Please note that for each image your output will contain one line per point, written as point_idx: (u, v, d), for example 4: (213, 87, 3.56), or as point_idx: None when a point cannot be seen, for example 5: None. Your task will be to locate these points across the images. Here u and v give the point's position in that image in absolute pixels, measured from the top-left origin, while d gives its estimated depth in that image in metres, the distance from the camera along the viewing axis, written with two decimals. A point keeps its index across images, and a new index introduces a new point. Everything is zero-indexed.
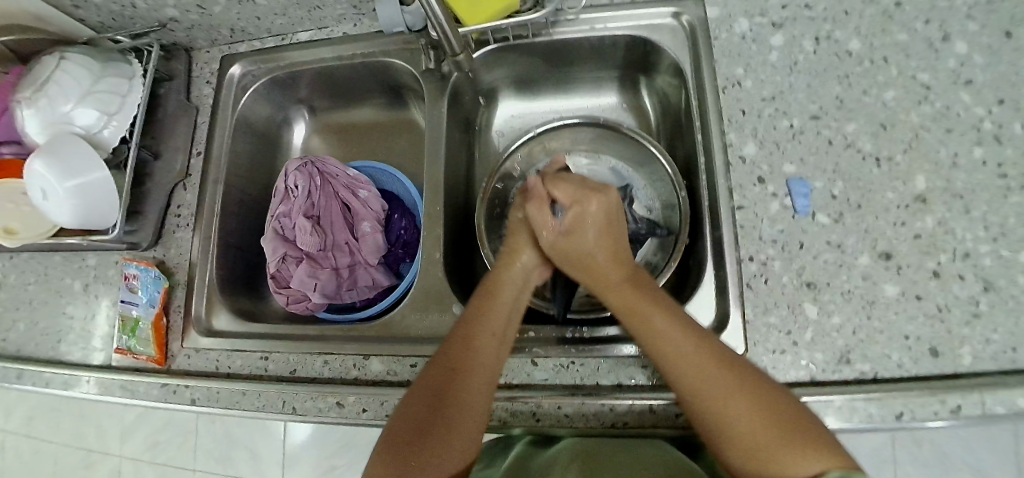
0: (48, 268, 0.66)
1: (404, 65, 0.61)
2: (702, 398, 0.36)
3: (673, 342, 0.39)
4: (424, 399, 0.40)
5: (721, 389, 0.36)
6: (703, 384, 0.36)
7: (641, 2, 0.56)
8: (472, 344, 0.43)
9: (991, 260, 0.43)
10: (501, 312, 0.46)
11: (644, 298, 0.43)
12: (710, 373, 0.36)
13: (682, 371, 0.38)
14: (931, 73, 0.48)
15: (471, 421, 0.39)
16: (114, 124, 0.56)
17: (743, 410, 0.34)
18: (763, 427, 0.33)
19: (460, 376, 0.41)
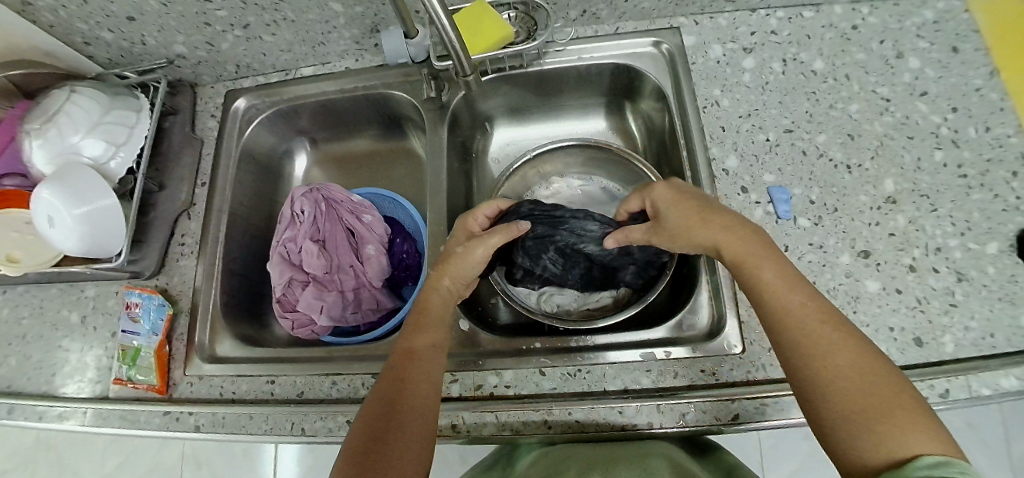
0: (44, 301, 0.66)
1: (405, 95, 0.64)
2: (811, 361, 0.34)
3: (792, 305, 0.37)
4: (371, 412, 0.39)
5: (834, 349, 0.34)
6: (813, 342, 0.35)
7: (623, 33, 0.60)
8: (413, 355, 0.43)
9: (961, 253, 0.46)
10: (435, 319, 0.46)
11: (762, 256, 0.40)
12: (830, 338, 0.34)
13: (799, 329, 0.36)
14: (890, 87, 0.53)
15: (421, 423, 0.39)
16: (121, 155, 0.58)
17: (853, 377, 0.32)
18: (874, 400, 0.31)
19: (410, 382, 0.41)
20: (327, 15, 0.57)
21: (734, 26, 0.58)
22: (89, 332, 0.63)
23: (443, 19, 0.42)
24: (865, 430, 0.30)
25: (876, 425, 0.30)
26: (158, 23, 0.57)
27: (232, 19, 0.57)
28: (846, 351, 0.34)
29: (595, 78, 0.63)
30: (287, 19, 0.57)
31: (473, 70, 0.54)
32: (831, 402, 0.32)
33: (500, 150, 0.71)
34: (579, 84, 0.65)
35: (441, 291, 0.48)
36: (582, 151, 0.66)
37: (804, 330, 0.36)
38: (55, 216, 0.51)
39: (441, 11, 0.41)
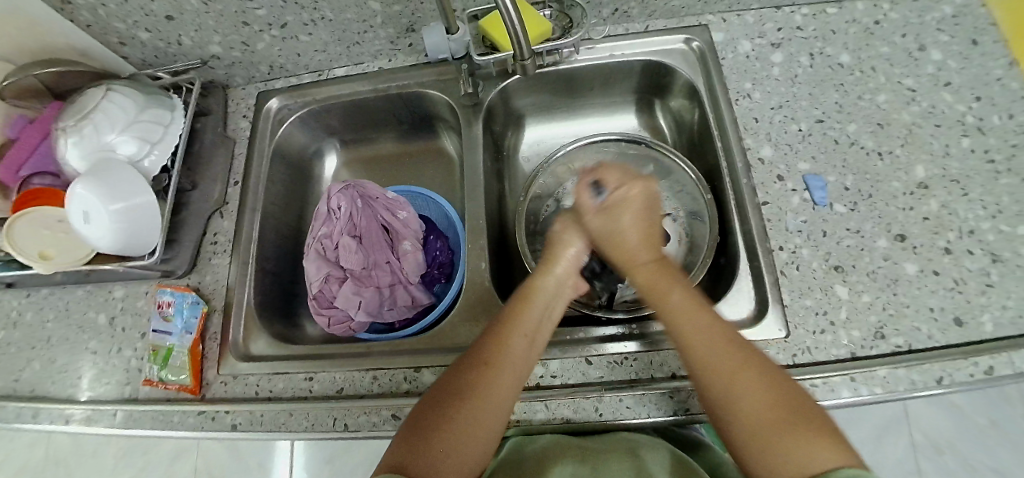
0: (70, 303, 0.65)
1: (439, 94, 0.65)
2: (723, 371, 0.37)
3: (701, 328, 0.39)
4: (449, 385, 0.40)
5: (738, 368, 0.37)
6: (717, 361, 0.37)
7: (654, 30, 0.62)
8: (502, 345, 0.41)
9: (994, 235, 0.47)
10: (538, 312, 0.44)
11: (670, 279, 0.43)
12: (733, 358, 0.37)
13: (695, 345, 0.39)
14: (915, 79, 0.55)
15: (487, 421, 0.39)
16: (157, 153, 0.58)
17: (752, 393, 0.35)
18: (769, 419, 0.34)
19: (493, 375, 0.40)
20: (365, 14, 0.58)
21: (761, 23, 0.60)
22: (117, 332, 0.62)
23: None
24: (773, 442, 0.33)
25: (779, 437, 0.33)
26: (196, 22, 0.58)
27: (271, 18, 0.58)
28: (748, 370, 0.36)
29: (624, 76, 0.65)
30: (325, 18, 0.58)
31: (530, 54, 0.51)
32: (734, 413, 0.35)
33: (530, 147, 0.72)
34: (608, 82, 0.66)
35: (547, 284, 0.46)
36: (613, 148, 0.67)
37: (695, 345, 0.39)
38: (92, 211, 0.52)
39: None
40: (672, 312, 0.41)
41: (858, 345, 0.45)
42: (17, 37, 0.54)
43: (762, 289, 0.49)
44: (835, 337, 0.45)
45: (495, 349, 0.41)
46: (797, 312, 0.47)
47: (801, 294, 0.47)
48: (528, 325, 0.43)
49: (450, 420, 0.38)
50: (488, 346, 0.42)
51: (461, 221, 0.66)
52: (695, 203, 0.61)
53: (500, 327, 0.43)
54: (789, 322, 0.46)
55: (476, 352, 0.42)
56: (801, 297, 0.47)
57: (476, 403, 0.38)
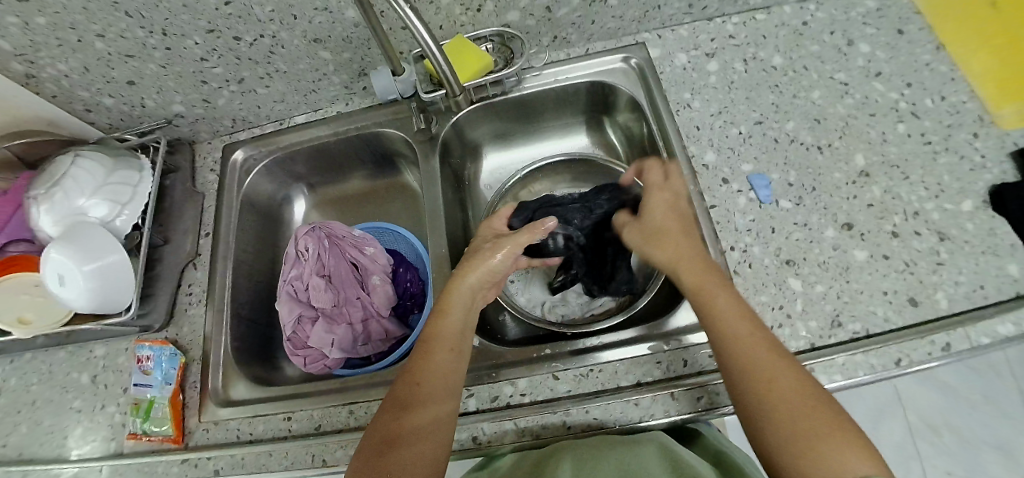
0: (53, 365, 0.66)
1: (396, 132, 0.68)
2: (762, 369, 0.36)
3: (739, 319, 0.39)
4: (392, 406, 0.42)
5: (777, 366, 0.36)
6: (758, 360, 0.37)
7: (595, 53, 0.64)
8: (431, 356, 0.45)
9: (939, 214, 0.48)
10: (458, 317, 0.48)
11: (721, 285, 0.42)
12: (776, 362, 0.37)
13: (732, 333, 0.39)
14: (846, 72, 0.57)
15: (430, 430, 0.40)
16: (126, 213, 0.60)
17: (794, 399, 0.35)
18: (808, 417, 0.33)
19: (425, 386, 0.43)
20: (317, 63, 0.61)
21: (694, 35, 0.63)
22: (100, 390, 0.63)
23: (429, 42, 0.47)
24: (803, 442, 0.33)
25: (815, 442, 0.32)
26: (156, 85, 0.61)
27: (227, 75, 0.61)
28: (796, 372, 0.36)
29: (571, 98, 0.67)
30: (280, 71, 0.61)
31: (460, 91, 0.59)
32: (771, 416, 0.34)
33: (491, 174, 0.74)
34: (558, 104, 0.68)
35: (461, 291, 0.50)
36: (567, 169, 0.70)
37: (745, 343, 0.38)
38: (66, 275, 0.53)
39: (425, 34, 0.46)
40: (720, 312, 0.40)
41: (816, 335, 0.45)
42: None
43: None
44: (792, 330, 0.45)
45: (420, 365, 0.44)
46: (754, 310, 0.47)
47: (755, 291, 0.48)
48: (447, 337, 0.47)
49: (398, 435, 0.40)
50: (416, 362, 0.45)
51: (428, 252, 0.68)
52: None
53: (427, 341, 0.46)
54: None
55: (406, 373, 0.45)
56: (755, 295, 0.48)
57: (418, 413, 0.41)
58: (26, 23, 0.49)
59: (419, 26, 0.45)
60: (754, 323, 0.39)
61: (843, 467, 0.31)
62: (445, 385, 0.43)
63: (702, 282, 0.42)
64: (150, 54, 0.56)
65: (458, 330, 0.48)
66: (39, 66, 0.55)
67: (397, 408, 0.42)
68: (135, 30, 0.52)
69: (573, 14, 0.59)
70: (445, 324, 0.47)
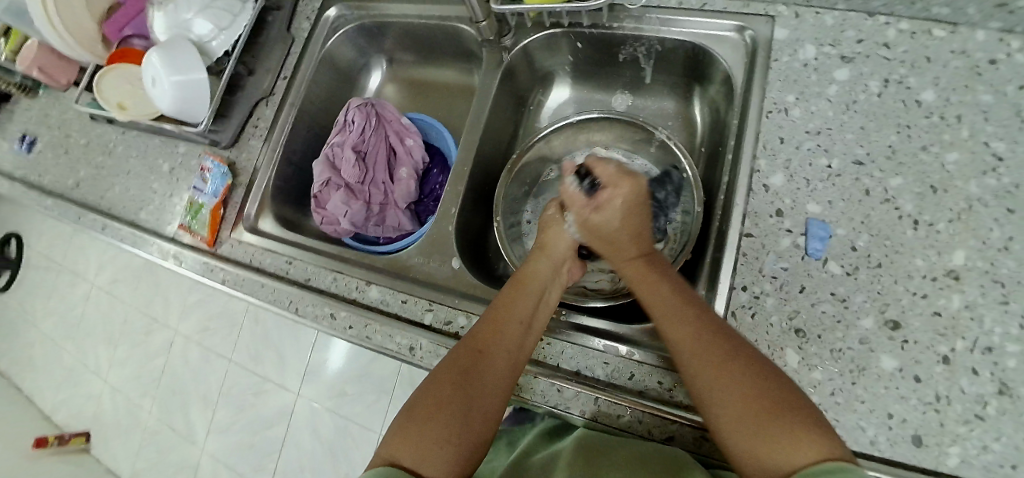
0: (148, 148, 0.80)
1: (470, 30, 0.65)
2: (708, 360, 0.36)
3: (679, 326, 0.39)
4: (454, 365, 0.41)
5: (717, 364, 0.35)
6: (691, 354, 0.37)
7: (712, 11, 0.54)
8: (498, 325, 0.43)
9: (1018, 362, 0.37)
10: (532, 298, 0.46)
11: (659, 273, 0.45)
12: (705, 349, 0.36)
13: (673, 324, 0.39)
14: (1010, 145, 0.42)
15: (487, 409, 0.39)
16: (221, 38, 0.66)
17: (740, 391, 0.33)
18: (744, 407, 0.33)
19: (489, 354, 0.41)
20: None
21: (841, 28, 0.49)
22: (173, 181, 0.76)
23: None
24: (745, 428, 0.32)
25: (773, 438, 0.30)
26: None
27: None
28: (733, 366, 0.35)
29: (670, 54, 0.59)
30: None
31: (487, 17, 0.58)
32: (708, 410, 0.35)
33: (554, 107, 0.70)
34: (654, 60, 0.61)
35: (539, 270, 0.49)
36: (636, 132, 0.63)
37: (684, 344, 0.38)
38: (157, 79, 0.62)
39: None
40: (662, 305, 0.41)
41: None
42: None
43: None
44: None
45: (488, 331, 0.43)
46: None
47: None
48: (523, 311, 0.45)
49: (460, 394, 0.39)
50: (485, 329, 0.43)
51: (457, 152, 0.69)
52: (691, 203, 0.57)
53: (498, 309, 0.45)
54: None
55: (471, 336, 0.43)
56: None
57: (480, 378, 0.40)
58: None
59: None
60: (701, 324, 0.38)
61: (787, 461, 0.29)
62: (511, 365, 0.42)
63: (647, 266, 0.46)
64: None
65: (529, 313, 0.45)
66: None
67: (458, 371, 0.40)
68: None
69: None
70: (516, 304, 0.45)
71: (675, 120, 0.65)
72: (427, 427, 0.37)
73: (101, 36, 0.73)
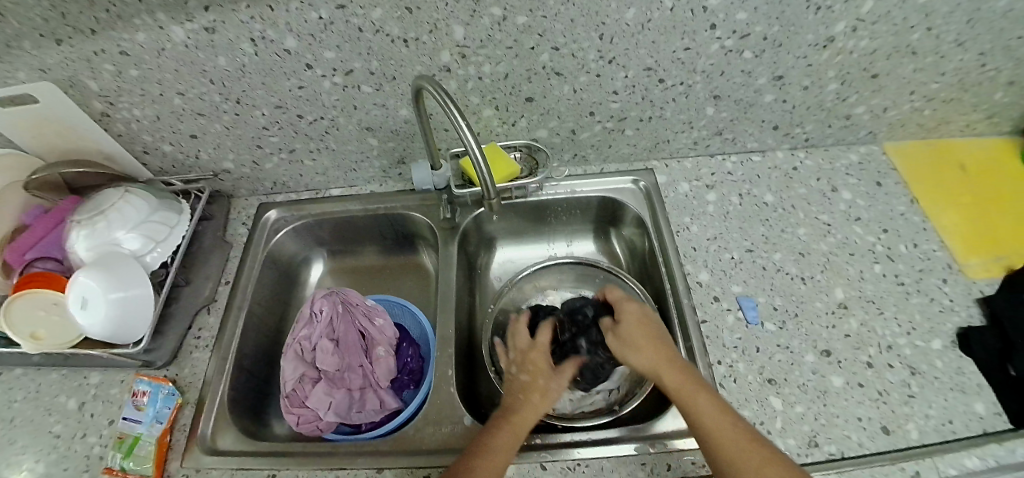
0: (42, 385, 0.67)
1: (422, 217, 0.75)
2: (749, 462, 0.40)
3: (720, 427, 0.43)
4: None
5: (763, 463, 0.40)
6: (743, 455, 0.41)
7: (609, 173, 0.73)
8: (480, 455, 0.45)
9: (910, 349, 0.53)
10: (511, 432, 0.49)
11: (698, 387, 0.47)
12: (754, 452, 0.41)
13: (712, 424, 0.44)
14: (829, 215, 0.65)
15: None
16: (158, 250, 0.65)
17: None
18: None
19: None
20: (364, 147, 0.70)
21: (698, 168, 0.72)
22: (84, 418, 0.63)
23: (469, 140, 0.49)
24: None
25: None
26: (215, 142, 0.69)
27: (282, 145, 0.69)
28: (771, 459, 0.41)
29: (584, 209, 0.74)
30: (329, 149, 0.70)
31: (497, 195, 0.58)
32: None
33: (499, 265, 0.80)
34: (573, 211, 0.75)
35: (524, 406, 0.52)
36: (574, 270, 0.75)
37: (727, 438, 0.42)
38: (90, 297, 0.56)
39: (469, 135, 0.49)
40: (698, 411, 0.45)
41: (794, 453, 0.47)
42: (55, 139, 0.67)
43: None
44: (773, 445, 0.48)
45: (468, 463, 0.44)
46: None
47: (739, 405, 0.51)
48: (500, 440, 0.47)
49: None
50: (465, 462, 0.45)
51: (433, 328, 0.72)
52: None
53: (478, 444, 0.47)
54: None
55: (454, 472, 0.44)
56: (739, 408, 0.50)
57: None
58: (119, 72, 0.58)
59: (466, 129, 0.48)
60: (734, 420, 0.44)
61: None
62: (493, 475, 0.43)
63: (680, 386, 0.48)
64: (219, 115, 0.64)
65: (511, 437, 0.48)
66: (116, 108, 0.63)
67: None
68: (213, 95, 0.61)
69: (593, 138, 0.68)
70: (503, 432, 0.48)
71: (600, 254, 0.78)
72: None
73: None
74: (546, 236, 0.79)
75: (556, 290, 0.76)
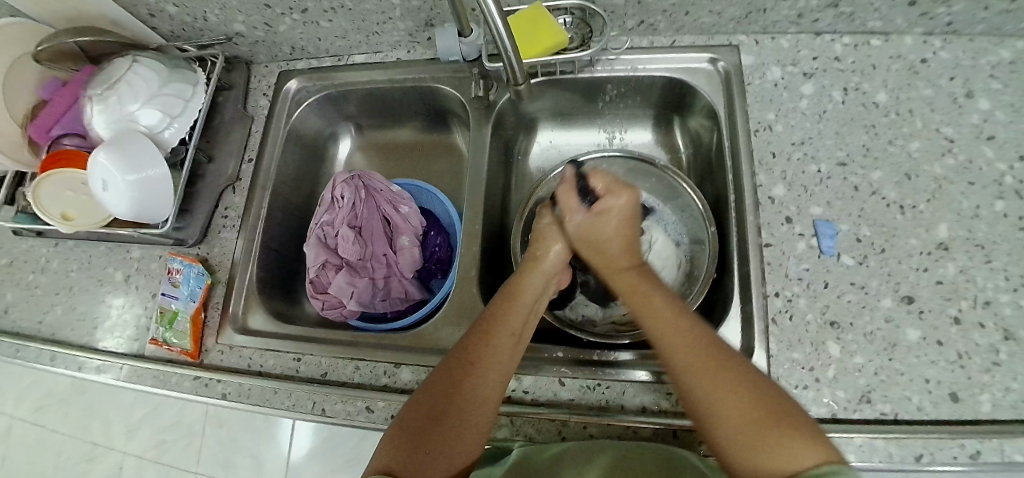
0: (93, 256, 0.69)
1: (454, 92, 0.67)
2: (702, 368, 0.37)
3: (679, 339, 0.40)
4: (446, 376, 0.41)
5: (717, 370, 0.37)
6: (682, 358, 0.38)
7: (682, 47, 0.61)
8: (491, 340, 0.43)
9: (1011, 309, 0.45)
10: (519, 313, 0.46)
11: (649, 284, 0.47)
12: (693, 356, 0.38)
13: (659, 317, 0.42)
14: (955, 127, 0.52)
15: (474, 418, 0.39)
16: (176, 126, 0.60)
17: (731, 401, 0.35)
18: (742, 416, 0.34)
19: (481, 365, 0.42)
20: (384, 6, 0.60)
21: (796, 49, 0.59)
22: (131, 290, 0.65)
23: (494, 14, 0.42)
24: (742, 442, 0.33)
25: (761, 444, 0.32)
26: (220, 1, 0.61)
27: (292, 3, 0.60)
28: (724, 370, 0.36)
29: (644, 89, 0.65)
30: (345, 7, 0.60)
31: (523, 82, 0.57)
32: (719, 418, 0.35)
33: (541, 151, 0.73)
34: (631, 92, 0.66)
35: (532, 283, 0.49)
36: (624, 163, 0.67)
37: (683, 350, 0.39)
38: (109, 180, 0.54)
39: None
40: (654, 313, 0.43)
41: (840, 406, 0.43)
42: (55, 4, 0.60)
43: (751, 335, 0.48)
44: (817, 395, 0.44)
45: (483, 346, 0.43)
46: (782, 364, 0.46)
47: (788, 347, 0.46)
48: (514, 322, 0.45)
49: (446, 411, 0.39)
50: (478, 342, 0.43)
51: (459, 218, 0.68)
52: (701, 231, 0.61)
53: (490, 323, 0.45)
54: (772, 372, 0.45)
55: (464, 348, 0.43)
56: (788, 349, 0.46)
57: (466, 391, 0.40)
58: None
59: None
60: (692, 323, 0.41)
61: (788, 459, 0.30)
62: (500, 375, 0.42)
63: (634, 290, 0.47)
64: None
65: (522, 324, 0.46)
66: None
67: (448, 381, 0.41)
68: None
69: (666, 0, 0.55)
70: (509, 315, 0.45)
71: (657, 146, 0.71)
72: (416, 447, 0.37)
73: (25, 140, 0.63)
74: (597, 120, 0.71)
75: None
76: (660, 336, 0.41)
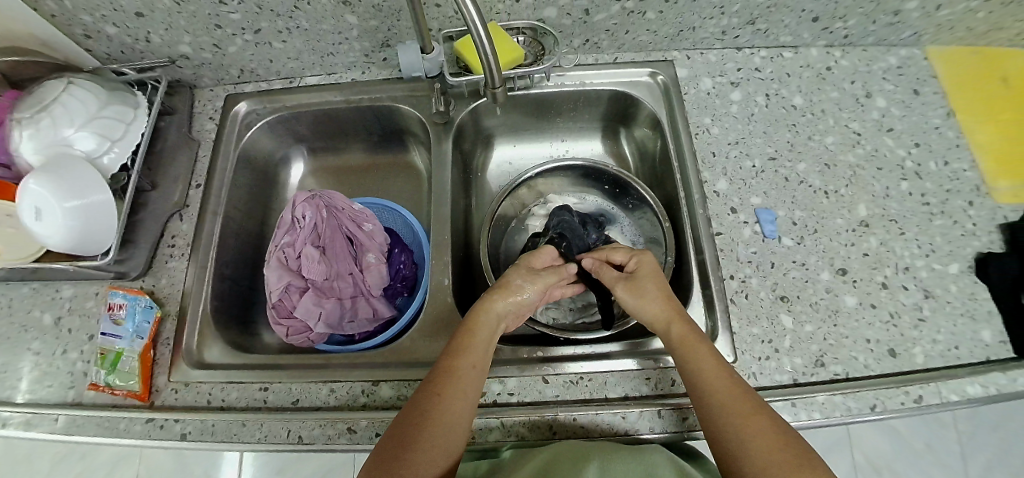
0: (13, 301, 0.61)
1: (412, 110, 0.69)
2: (737, 412, 0.39)
3: (719, 380, 0.41)
4: (412, 412, 0.41)
5: (748, 414, 0.39)
6: (734, 400, 0.39)
7: (624, 62, 0.67)
8: (455, 371, 0.43)
9: (927, 272, 0.51)
10: (483, 345, 0.46)
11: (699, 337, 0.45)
12: (736, 397, 0.40)
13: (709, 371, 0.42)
14: (860, 123, 0.61)
15: (444, 448, 0.39)
16: (117, 150, 0.57)
17: (754, 434, 0.37)
18: (767, 452, 0.36)
19: (447, 397, 0.41)
20: (341, 26, 0.61)
21: (722, 62, 0.66)
22: (63, 334, 0.59)
23: (473, 17, 0.43)
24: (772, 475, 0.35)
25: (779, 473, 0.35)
26: (166, 21, 0.60)
27: (246, 23, 0.61)
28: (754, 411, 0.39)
29: (594, 102, 0.70)
30: (300, 27, 0.62)
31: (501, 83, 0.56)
32: (747, 456, 0.36)
33: (498, 167, 0.76)
34: (582, 107, 0.71)
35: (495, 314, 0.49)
36: (581, 172, 0.71)
37: (719, 389, 0.41)
38: (43, 208, 0.50)
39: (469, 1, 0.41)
40: (696, 357, 0.43)
41: (799, 372, 0.47)
42: None
43: (713, 315, 0.51)
44: (778, 364, 0.47)
45: (449, 378, 0.43)
46: (744, 340, 0.49)
47: (747, 323, 0.50)
48: (477, 353, 0.45)
49: (411, 443, 0.38)
50: (442, 376, 0.43)
51: (425, 232, 0.69)
52: (654, 230, 0.67)
53: (452, 354, 0.45)
54: (737, 349, 0.49)
55: (428, 385, 0.43)
56: (747, 325, 0.50)
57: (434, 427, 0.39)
58: None
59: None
60: (730, 372, 0.42)
61: None
62: (464, 407, 0.42)
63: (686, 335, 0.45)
64: None
65: (483, 355, 0.46)
66: None
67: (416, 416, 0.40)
68: None
69: (609, 21, 0.61)
70: (472, 348, 0.46)
71: (607, 156, 0.76)
72: None
73: None
74: (552, 133, 0.76)
75: (559, 195, 0.74)
76: (697, 376, 0.42)
